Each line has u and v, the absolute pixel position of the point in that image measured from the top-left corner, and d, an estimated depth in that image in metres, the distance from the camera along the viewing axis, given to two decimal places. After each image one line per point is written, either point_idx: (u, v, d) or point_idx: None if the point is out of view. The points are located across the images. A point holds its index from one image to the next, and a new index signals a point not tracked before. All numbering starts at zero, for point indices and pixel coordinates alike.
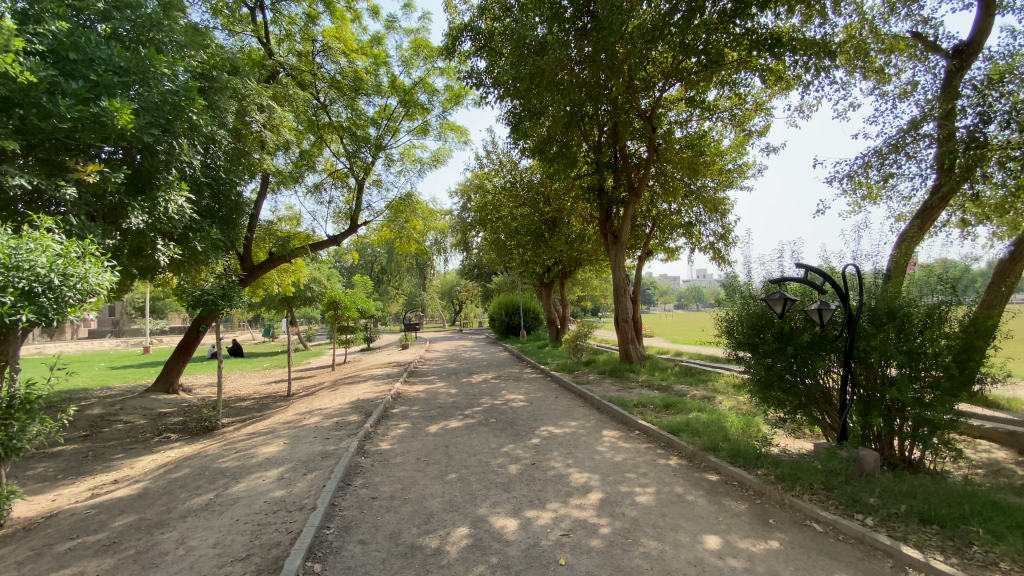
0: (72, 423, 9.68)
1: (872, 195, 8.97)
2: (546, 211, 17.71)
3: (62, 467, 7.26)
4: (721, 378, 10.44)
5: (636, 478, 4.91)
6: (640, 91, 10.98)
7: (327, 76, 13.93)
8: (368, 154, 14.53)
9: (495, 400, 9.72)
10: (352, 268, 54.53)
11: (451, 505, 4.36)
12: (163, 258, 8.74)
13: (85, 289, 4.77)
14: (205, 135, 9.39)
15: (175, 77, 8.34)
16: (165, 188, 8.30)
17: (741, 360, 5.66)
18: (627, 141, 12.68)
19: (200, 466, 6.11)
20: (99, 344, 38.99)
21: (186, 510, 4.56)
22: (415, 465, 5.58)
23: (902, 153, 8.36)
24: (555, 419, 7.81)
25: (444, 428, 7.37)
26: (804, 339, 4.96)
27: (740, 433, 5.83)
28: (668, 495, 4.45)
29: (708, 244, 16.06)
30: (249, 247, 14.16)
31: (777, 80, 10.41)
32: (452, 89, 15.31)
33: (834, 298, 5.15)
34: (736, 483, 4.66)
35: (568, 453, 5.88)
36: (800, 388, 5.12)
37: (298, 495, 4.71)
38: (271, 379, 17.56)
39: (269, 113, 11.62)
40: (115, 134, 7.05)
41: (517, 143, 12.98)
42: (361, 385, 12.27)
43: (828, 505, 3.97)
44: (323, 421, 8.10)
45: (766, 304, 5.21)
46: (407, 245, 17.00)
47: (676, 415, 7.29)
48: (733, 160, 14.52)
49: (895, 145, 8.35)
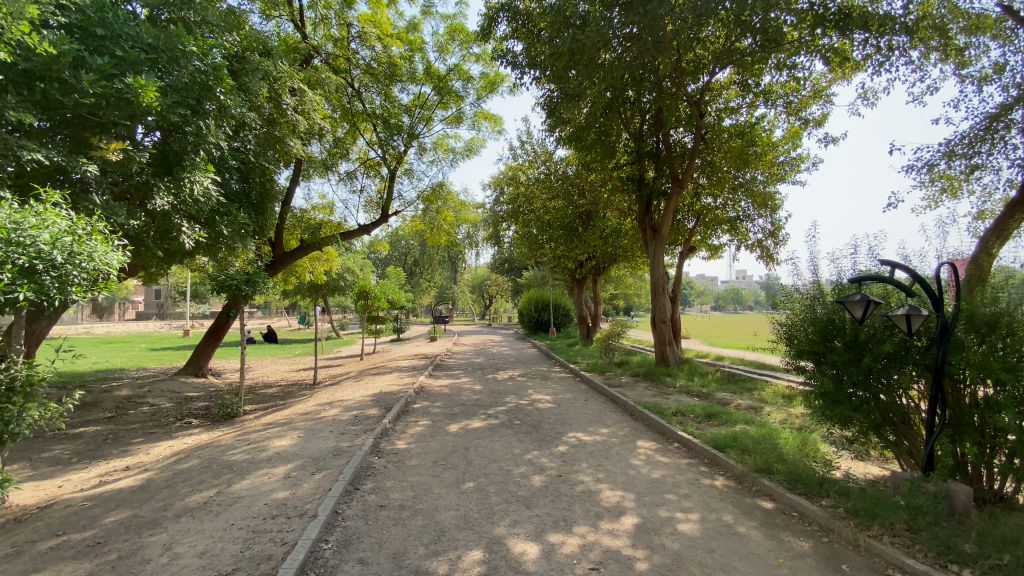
0: (97, 405, 9.70)
1: (951, 188, 8.03)
2: (581, 204, 17.03)
3: (78, 451, 7.21)
4: (769, 386, 9.62)
5: (677, 502, 4.30)
6: (688, 74, 10.20)
7: (362, 63, 13.63)
8: (401, 142, 14.28)
9: (521, 400, 9.20)
10: (385, 259, 55.06)
11: (465, 521, 3.87)
12: (189, 242, 8.47)
13: (92, 269, 4.42)
14: (234, 117, 9.18)
15: (203, 54, 8.07)
16: (190, 169, 8.04)
17: (802, 370, 4.96)
18: (672, 129, 11.90)
19: (209, 458, 5.83)
20: (143, 326, 40.73)
21: (182, 509, 4.25)
22: (430, 470, 5.12)
23: (990, 142, 7.41)
24: (585, 424, 7.23)
25: (465, 429, 6.89)
26: (883, 349, 4.21)
27: (797, 453, 5.13)
28: (715, 525, 3.83)
29: (755, 242, 15.07)
30: (281, 234, 13.99)
31: (841, 62, 9.47)
32: (488, 76, 14.84)
33: (924, 304, 4.35)
34: (796, 515, 4.00)
35: (598, 465, 5.31)
36: (872, 406, 4.38)
37: (302, 498, 4.31)
38: (300, 366, 17.59)
39: (300, 96, 11.38)
40: (140, 112, 6.85)
41: (552, 131, 12.41)
42: (386, 377, 11.97)
43: (915, 552, 3.29)
44: (341, 414, 7.75)
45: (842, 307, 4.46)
46: (437, 236, 16.58)
47: (720, 428, 6.61)
48: (785, 152, 13.53)
49: (983, 132, 7.39)
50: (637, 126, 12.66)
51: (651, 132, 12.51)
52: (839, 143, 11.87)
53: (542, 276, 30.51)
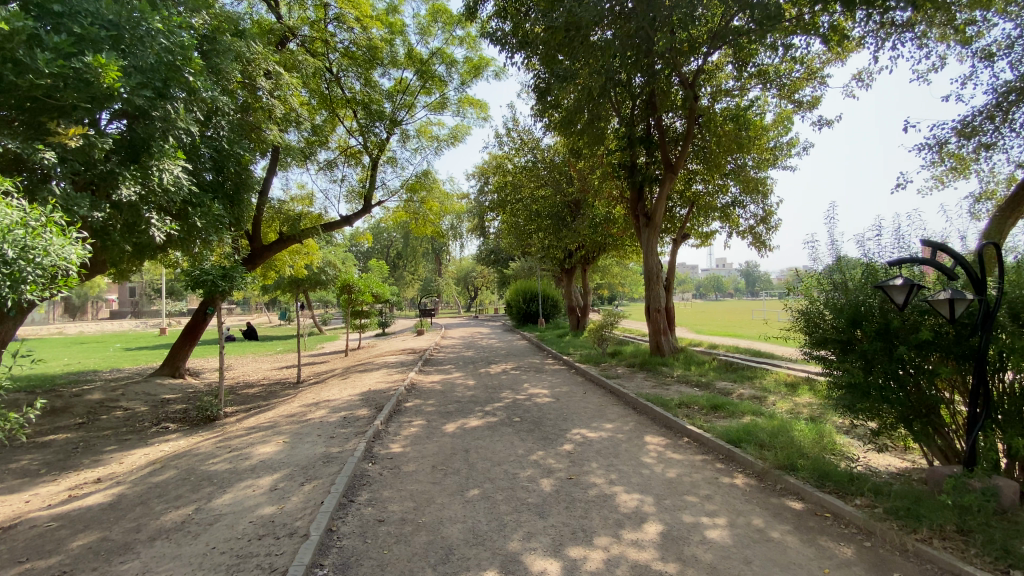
0: (67, 410, 9.08)
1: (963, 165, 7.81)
2: (569, 192, 16.68)
3: (46, 461, 6.67)
4: (769, 374, 9.44)
5: (700, 504, 4.00)
6: (683, 54, 9.85)
7: (340, 46, 12.97)
8: (383, 130, 13.70)
9: (517, 395, 8.84)
10: (367, 252, 54.22)
11: (475, 536, 3.51)
12: (159, 235, 7.84)
13: (49, 265, 3.84)
14: (205, 100, 8.57)
15: (170, 32, 7.44)
16: (158, 157, 7.43)
17: (823, 360, 4.72)
18: (664, 113, 11.57)
19: (187, 469, 5.35)
20: (118, 324, 39.48)
21: (157, 530, 3.81)
22: (431, 476, 4.75)
23: (1004, 115, 7.21)
24: (588, 419, 6.91)
25: (463, 428, 6.52)
26: (918, 337, 3.94)
27: (816, 446, 4.90)
28: (747, 531, 3.54)
29: (747, 229, 14.88)
30: (258, 227, 13.32)
31: (837, 42, 9.22)
32: (472, 60, 14.33)
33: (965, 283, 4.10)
34: (831, 516, 3.76)
35: (609, 465, 4.98)
36: (906, 396, 4.14)
37: (291, 514, 3.90)
38: (281, 364, 16.98)
39: (276, 79, 10.77)
40: (103, 94, 6.25)
41: (541, 115, 11.98)
42: (374, 374, 11.49)
43: (971, 556, 3.04)
44: (329, 416, 7.29)
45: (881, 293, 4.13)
46: (422, 228, 16.07)
47: (728, 420, 6.36)
48: (776, 136, 13.30)
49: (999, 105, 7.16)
50: (628, 110, 12.32)
51: (642, 117, 12.16)
52: (833, 126, 11.68)
53: (527, 266, 30.26)
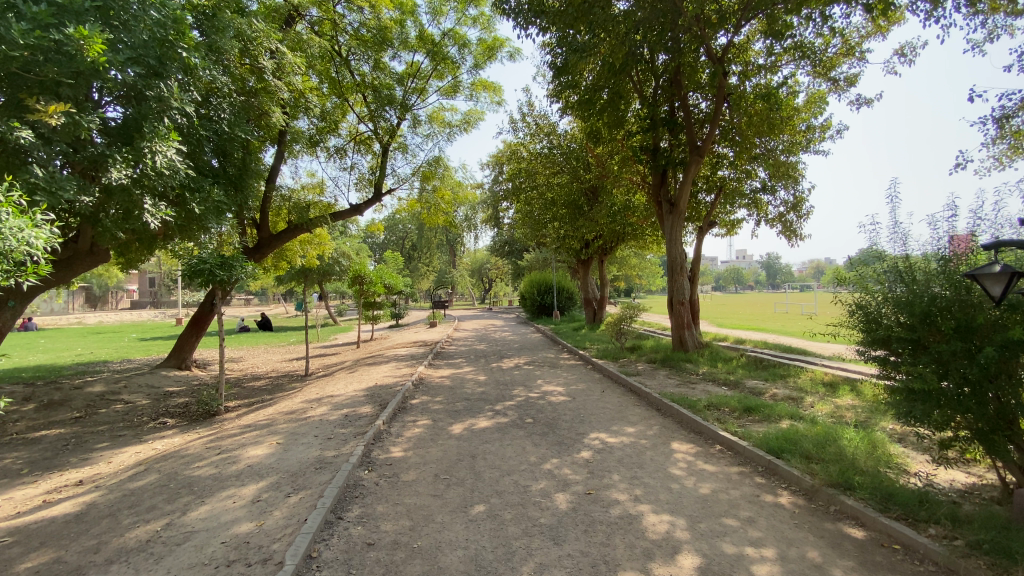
0: (64, 403, 8.78)
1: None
2: (587, 180, 15.99)
3: (32, 460, 6.32)
4: (804, 372, 8.75)
5: (742, 530, 3.42)
6: (712, 27, 9.08)
7: (350, 28, 12.42)
8: (393, 115, 13.11)
9: (531, 392, 8.29)
10: (382, 243, 54.10)
11: (476, 568, 2.97)
12: (154, 222, 7.29)
13: (7, 251, 3.29)
14: (202, 78, 8.06)
15: (163, 5, 6.94)
16: (151, 137, 6.89)
17: (884, 363, 4.09)
18: (690, 93, 10.85)
19: (170, 474, 4.91)
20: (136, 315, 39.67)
21: (118, 551, 3.35)
22: (433, 487, 4.25)
23: None
24: (607, 422, 6.34)
25: (471, 430, 6.00)
26: (1007, 336, 3.28)
27: (870, 458, 4.30)
28: (802, 568, 2.97)
29: (776, 217, 14.03)
30: (266, 215, 12.91)
31: (883, 12, 8.39)
32: (486, 41, 13.70)
33: None
34: (900, 548, 3.19)
35: (633, 478, 4.41)
36: (989, 406, 3.49)
37: (270, 534, 3.41)
38: (291, 356, 16.63)
39: (279, 58, 10.21)
40: (86, 68, 5.79)
41: (557, 96, 11.28)
42: (381, 368, 11.02)
43: None
44: (329, 414, 6.81)
45: (970, 278, 3.52)
46: (434, 218, 15.52)
47: (764, 425, 5.74)
48: (810, 118, 12.47)
49: None
50: (650, 90, 11.64)
51: (666, 98, 11.49)
52: (873, 104, 10.84)
53: (544, 257, 29.68)
